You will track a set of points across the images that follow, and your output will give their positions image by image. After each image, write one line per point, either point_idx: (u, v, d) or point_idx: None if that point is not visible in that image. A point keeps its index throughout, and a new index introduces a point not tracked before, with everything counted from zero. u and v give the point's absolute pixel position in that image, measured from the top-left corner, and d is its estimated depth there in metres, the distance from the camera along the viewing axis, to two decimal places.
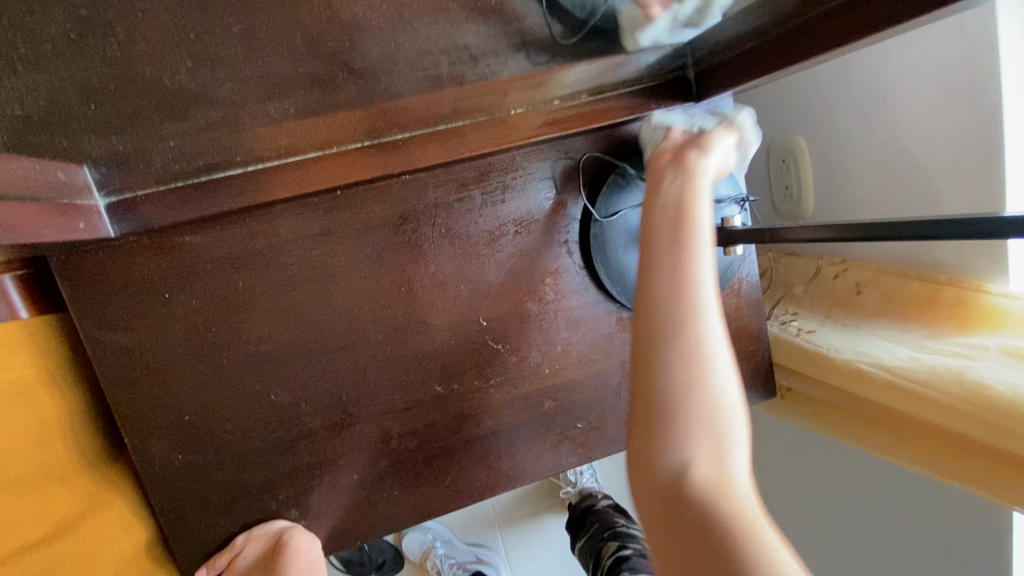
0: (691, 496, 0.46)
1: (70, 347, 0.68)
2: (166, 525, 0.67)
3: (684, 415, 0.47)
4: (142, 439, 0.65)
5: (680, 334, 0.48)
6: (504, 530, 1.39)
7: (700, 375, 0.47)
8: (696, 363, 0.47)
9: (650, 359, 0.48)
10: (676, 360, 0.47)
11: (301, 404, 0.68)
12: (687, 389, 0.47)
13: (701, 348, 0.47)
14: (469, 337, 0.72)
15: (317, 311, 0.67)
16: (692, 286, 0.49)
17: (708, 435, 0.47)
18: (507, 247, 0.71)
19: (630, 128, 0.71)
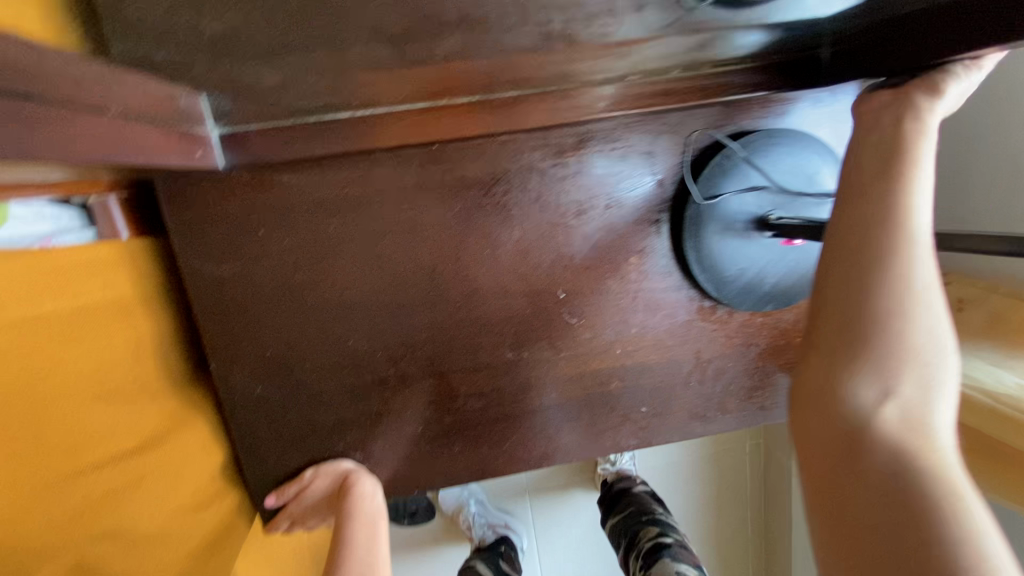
0: (875, 438, 0.43)
1: (163, 272, 0.71)
2: (241, 451, 0.70)
3: (877, 348, 0.44)
4: (226, 367, 0.67)
5: (888, 282, 0.44)
6: (534, 498, 1.42)
7: (902, 329, 0.44)
8: (901, 295, 0.45)
9: (845, 332, 0.45)
10: (880, 290, 0.44)
11: (377, 353, 0.69)
12: (885, 328, 0.44)
13: (904, 280, 0.44)
14: (545, 309, 0.71)
15: (402, 264, 0.67)
16: (906, 217, 0.45)
17: (909, 375, 0.44)
18: (595, 220, 0.69)
19: (743, 108, 0.66)
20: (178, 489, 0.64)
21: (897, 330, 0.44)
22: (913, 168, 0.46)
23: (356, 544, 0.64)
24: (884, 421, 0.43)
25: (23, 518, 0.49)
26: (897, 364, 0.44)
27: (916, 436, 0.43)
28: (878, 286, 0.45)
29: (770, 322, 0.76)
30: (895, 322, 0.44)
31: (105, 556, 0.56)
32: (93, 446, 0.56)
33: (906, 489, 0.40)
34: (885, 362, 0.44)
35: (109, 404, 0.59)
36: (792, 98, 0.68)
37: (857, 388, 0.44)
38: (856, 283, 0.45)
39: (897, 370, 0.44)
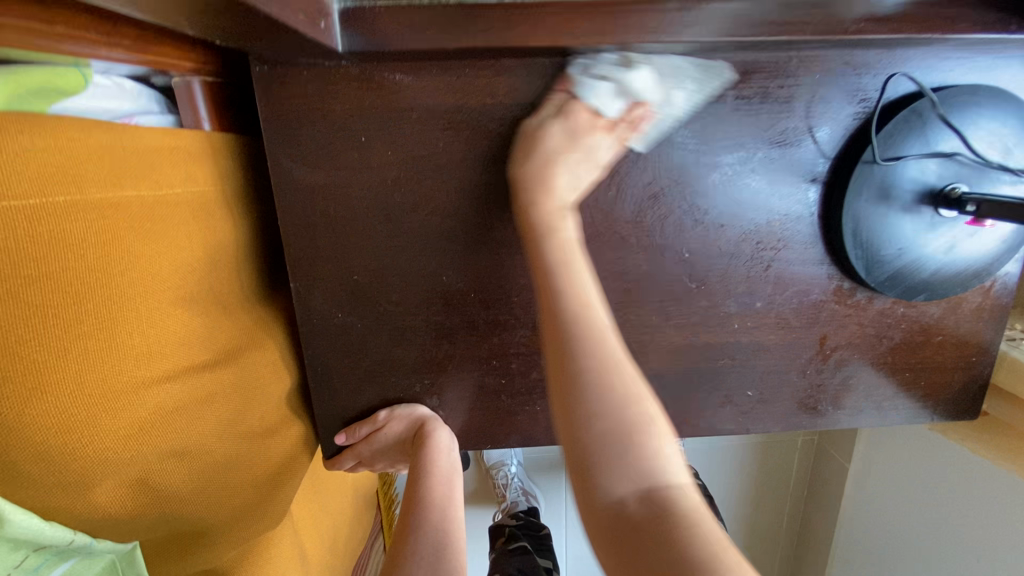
0: (647, 524, 0.41)
1: (243, 175, 0.64)
2: (312, 379, 0.64)
3: (607, 390, 0.47)
4: (307, 287, 0.60)
5: (598, 376, 0.48)
6: None
7: (637, 407, 0.47)
8: (595, 339, 0.49)
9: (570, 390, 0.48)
10: (580, 361, 0.49)
11: (471, 292, 0.62)
12: (597, 383, 0.48)
13: (628, 380, 0.48)
14: (661, 270, 0.63)
15: (514, 196, 0.59)
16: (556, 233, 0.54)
17: (635, 437, 0.45)
18: (740, 170, 0.60)
19: (949, 54, 0.55)
20: (249, 411, 0.59)
21: (641, 413, 0.46)
22: (569, 239, 0.54)
23: (433, 504, 0.59)
24: (647, 444, 0.45)
25: (68, 419, 0.44)
26: (629, 394, 0.48)
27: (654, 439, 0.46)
28: (581, 347, 0.49)
29: (911, 315, 0.67)
30: (589, 411, 0.47)
31: (163, 472, 0.51)
32: (165, 352, 0.51)
33: (680, 517, 0.41)
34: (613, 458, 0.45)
35: (187, 310, 0.53)
36: (1006, 50, 0.56)
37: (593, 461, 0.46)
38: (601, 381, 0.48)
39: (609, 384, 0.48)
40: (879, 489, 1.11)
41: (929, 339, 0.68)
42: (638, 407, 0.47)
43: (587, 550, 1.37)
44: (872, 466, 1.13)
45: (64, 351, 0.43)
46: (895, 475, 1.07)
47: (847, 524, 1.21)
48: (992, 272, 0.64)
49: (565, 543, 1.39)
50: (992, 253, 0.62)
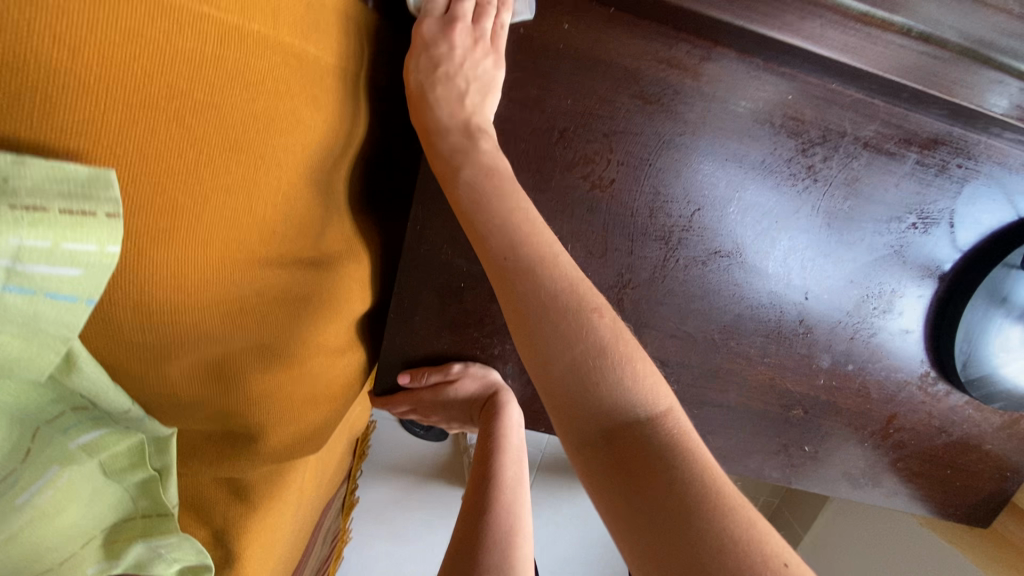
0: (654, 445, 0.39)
1: (391, 76, 0.58)
2: (394, 310, 0.59)
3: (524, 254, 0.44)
4: (426, 214, 0.56)
5: (527, 240, 0.45)
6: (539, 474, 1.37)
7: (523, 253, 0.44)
8: (532, 240, 0.45)
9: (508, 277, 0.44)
10: (518, 235, 0.45)
11: (590, 271, 0.58)
12: (517, 244, 0.45)
13: (531, 233, 0.45)
14: (774, 307, 0.62)
15: (670, 188, 0.56)
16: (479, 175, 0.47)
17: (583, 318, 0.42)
18: (890, 234, 0.59)
19: None
20: (331, 326, 0.54)
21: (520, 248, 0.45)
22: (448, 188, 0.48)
23: (504, 483, 0.59)
24: (615, 373, 0.42)
25: (180, 275, 0.38)
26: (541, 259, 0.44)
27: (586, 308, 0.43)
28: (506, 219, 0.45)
29: (975, 418, 0.69)
30: (544, 338, 0.43)
31: (242, 364, 0.45)
32: (286, 236, 0.45)
33: (658, 450, 0.39)
34: (582, 368, 0.42)
35: (315, 198, 0.48)
36: None
37: (581, 384, 0.42)
38: (535, 270, 0.44)
39: (599, 335, 0.42)
40: None
41: (978, 446, 0.70)
42: (605, 318, 0.43)
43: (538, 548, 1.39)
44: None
45: (205, 198, 0.37)
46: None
47: None
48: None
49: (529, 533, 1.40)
50: None
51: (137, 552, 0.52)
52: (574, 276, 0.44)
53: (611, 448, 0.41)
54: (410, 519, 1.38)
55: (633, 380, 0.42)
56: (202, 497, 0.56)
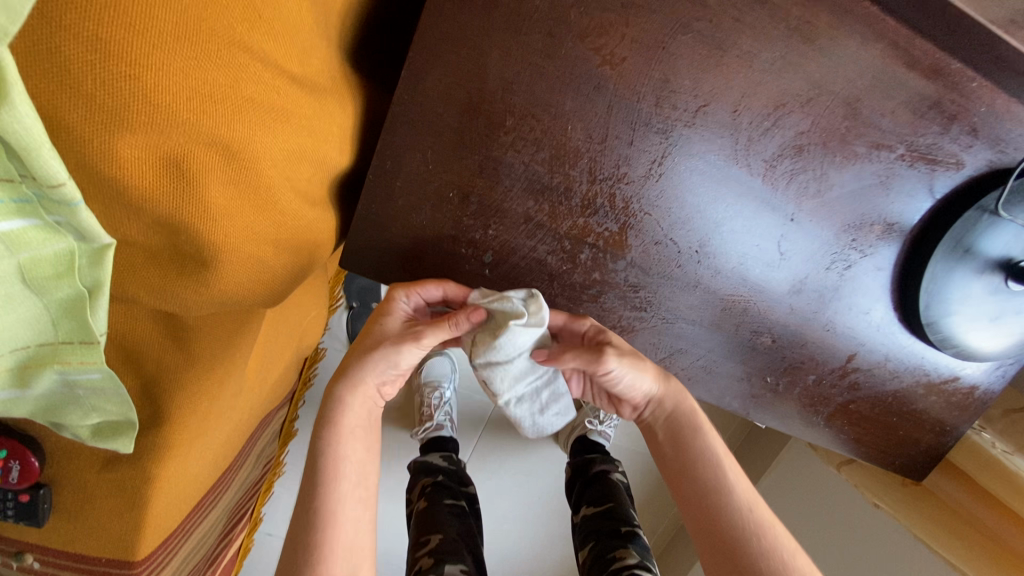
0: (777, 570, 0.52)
1: None
2: (374, 172, 0.55)
3: (703, 469, 0.59)
4: (424, 65, 0.52)
5: (706, 464, 0.60)
6: (487, 427, 1.38)
7: (707, 454, 0.60)
8: (723, 468, 0.59)
9: (698, 482, 0.59)
10: (716, 465, 0.60)
11: (586, 157, 0.57)
12: (714, 462, 0.60)
13: (707, 448, 0.61)
14: (759, 227, 0.62)
15: (679, 77, 0.54)
16: (691, 428, 0.62)
17: (726, 481, 0.58)
18: (879, 164, 0.60)
19: None
20: (304, 164, 0.49)
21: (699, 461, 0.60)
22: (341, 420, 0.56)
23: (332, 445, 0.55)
24: (784, 543, 0.54)
25: (144, 17, 0.34)
26: (727, 475, 0.59)
27: (732, 486, 0.58)
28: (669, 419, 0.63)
29: (925, 367, 0.71)
30: (721, 525, 0.56)
31: (203, 169, 0.40)
32: (271, 28, 0.40)
33: None
34: (712, 513, 0.57)
35: (308, 2, 0.43)
36: None
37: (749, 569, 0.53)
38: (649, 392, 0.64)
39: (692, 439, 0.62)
40: None
41: (925, 396, 0.73)
42: (683, 409, 0.63)
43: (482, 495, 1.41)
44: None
45: None
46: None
47: None
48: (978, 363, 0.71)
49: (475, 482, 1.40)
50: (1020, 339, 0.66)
51: (50, 383, 0.47)
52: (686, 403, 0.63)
53: None
54: None
55: (769, 528, 0.55)
56: (133, 338, 0.50)
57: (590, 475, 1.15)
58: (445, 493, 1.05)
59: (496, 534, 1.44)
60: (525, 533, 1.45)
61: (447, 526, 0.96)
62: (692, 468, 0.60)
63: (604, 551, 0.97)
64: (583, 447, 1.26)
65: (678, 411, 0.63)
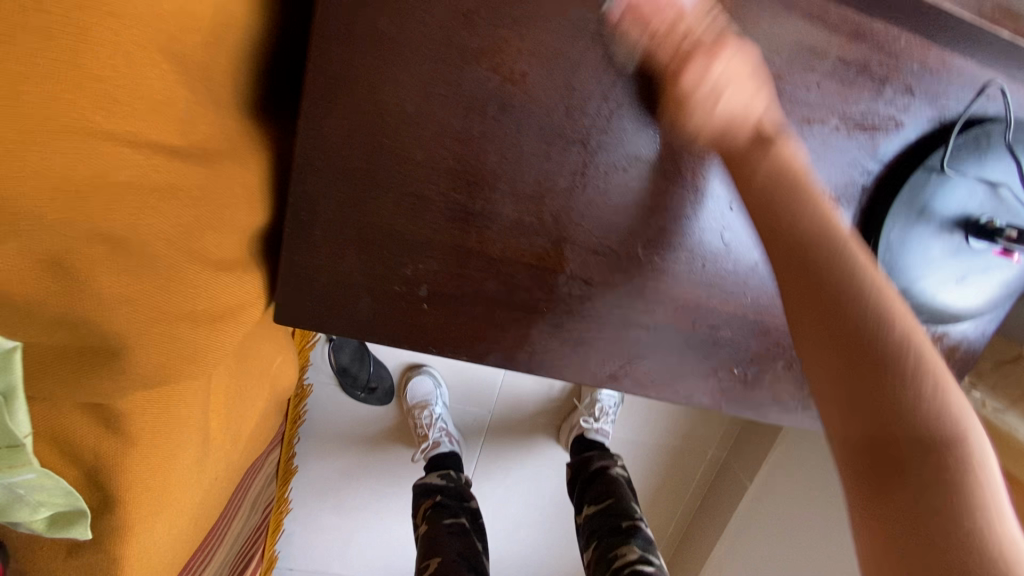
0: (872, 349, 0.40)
1: None
2: (290, 224, 0.54)
3: (842, 293, 0.42)
4: (319, 109, 0.50)
5: (852, 268, 0.43)
6: (487, 437, 1.37)
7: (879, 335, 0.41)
8: (849, 259, 0.44)
9: (829, 300, 0.42)
10: (858, 299, 0.42)
11: (506, 178, 0.55)
12: (844, 282, 0.43)
13: (865, 293, 0.42)
14: (700, 219, 0.59)
15: (588, 83, 0.52)
16: (856, 262, 0.44)
17: (833, 318, 0.42)
18: (816, 138, 0.56)
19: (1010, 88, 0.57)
20: (209, 233, 0.47)
21: (883, 355, 0.40)
22: None
23: None
24: (921, 382, 0.39)
25: None
26: (885, 304, 0.42)
27: (861, 350, 0.40)
28: (863, 286, 0.42)
29: None
30: (869, 352, 0.40)
31: (90, 262, 0.39)
32: (133, 108, 0.39)
33: (929, 443, 0.38)
34: (856, 387, 0.40)
35: (179, 73, 0.42)
36: None
37: (878, 384, 0.39)
38: (846, 285, 0.43)
39: (833, 245, 0.44)
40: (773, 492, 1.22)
41: None
42: (895, 329, 0.41)
43: (492, 503, 1.41)
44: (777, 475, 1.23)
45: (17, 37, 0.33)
46: (796, 487, 1.18)
47: (741, 528, 1.32)
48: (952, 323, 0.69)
49: (483, 491, 1.40)
50: (994, 294, 0.64)
51: None
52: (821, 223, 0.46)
53: (876, 450, 0.39)
54: (357, 487, 1.33)
55: (909, 343, 0.40)
56: (68, 428, 0.50)
57: (588, 473, 1.15)
58: (445, 513, 1.06)
59: (512, 538, 1.45)
60: (540, 534, 1.46)
61: (446, 547, 0.98)
62: (873, 372, 0.39)
63: (607, 550, 1.00)
64: (581, 447, 1.24)
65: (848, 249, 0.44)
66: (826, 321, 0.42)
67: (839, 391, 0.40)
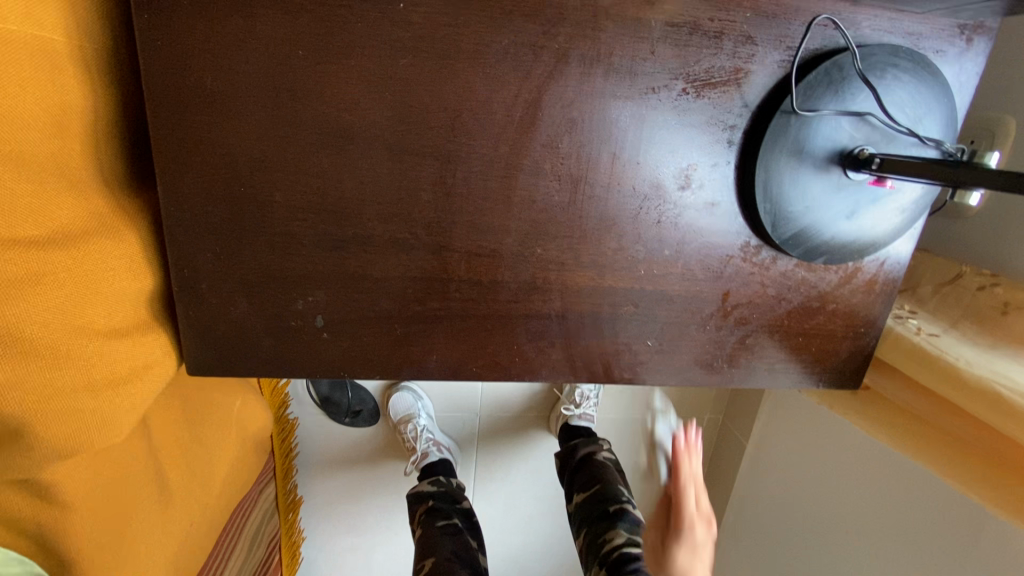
0: (681, 551, 0.75)
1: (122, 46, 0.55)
2: (178, 282, 0.57)
3: (683, 537, 0.76)
4: (173, 171, 0.53)
5: (682, 526, 0.76)
6: (482, 440, 1.40)
7: (682, 546, 0.75)
8: (682, 536, 0.76)
9: (676, 546, 0.76)
10: (681, 537, 0.76)
11: (368, 202, 0.57)
12: (696, 499, 0.77)
13: (693, 526, 0.76)
14: (573, 203, 0.60)
15: (420, 97, 0.54)
16: (686, 504, 0.76)
17: (697, 523, 0.76)
18: (663, 106, 0.57)
19: (853, 16, 0.56)
20: (90, 306, 0.51)
21: (684, 545, 0.76)
22: None
23: None
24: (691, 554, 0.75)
25: None
26: (688, 528, 0.76)
27: (693, 523, 0.76)
28: (687, 505, 0.76)
29: (811, 280, 0.67)
30: (675, 539, 0.76)
31: None
32: None
33: (689, 560, 0.75)
34: (666, 560, 0.76)
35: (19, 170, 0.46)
36: (901, 20, 0.58)
37: (665, 557, 0.76)
38: (678, 552, 0.75)
39: (683, 520, 0.76)
40: (767, 447, 1.21)
41: (825, 307, 0.69)
42: (697, 529, 0.76)
43: (499, 501, 1.44)
44: (771, 429, 1.20)
45: None
46: (784, 440, 1.16)
47: (743, 490, 1.29)
48: (868, 257, 0.67)
49: (488, 492, 1.43)
50: (893, 220, 0.63)
51: None
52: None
53: (664, 537, 0.78)
54: (366, 507, 1.38)
55: (700, 546, 0.76)
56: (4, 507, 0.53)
57: (575, 460, 1.16)
58: (438, 514, 1.08)
59: (527, 531, 1.48)
60: (555, 521, 1.48)
61: (440, 546, 1.01)
62: (677, 553, 0.75)
63: (595, 536, 1.01)
64: (567, 435, 1.26)
65: (688, 530, 0.76)
66: (677, 539, 0.76)
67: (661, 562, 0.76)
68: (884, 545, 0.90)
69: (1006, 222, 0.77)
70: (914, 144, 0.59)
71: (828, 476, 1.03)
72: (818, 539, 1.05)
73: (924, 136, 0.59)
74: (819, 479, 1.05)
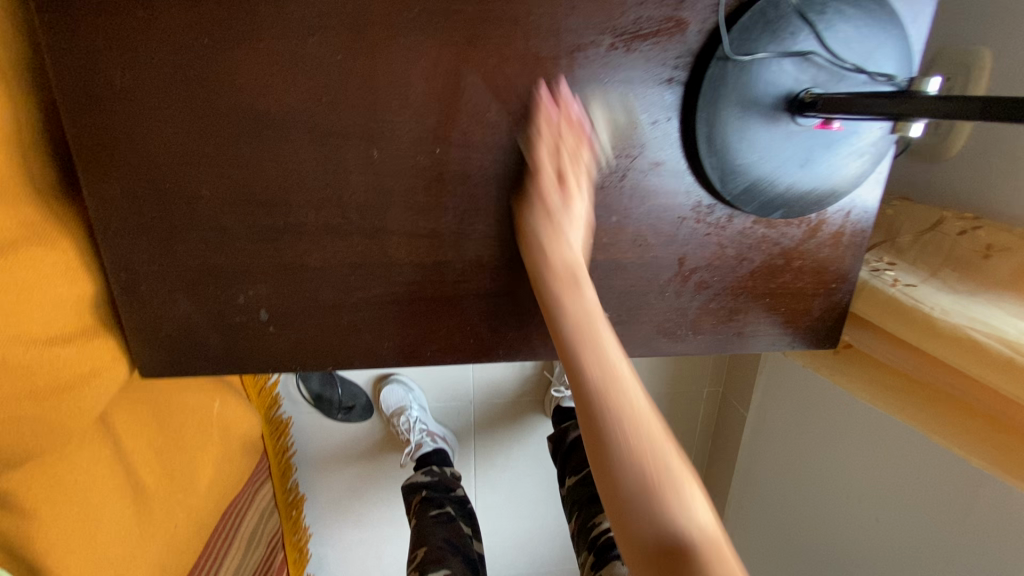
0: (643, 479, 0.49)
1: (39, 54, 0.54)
2: (119, 286, 0.57)
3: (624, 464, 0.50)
4: (97, 174, 0.53)
5: (612, 418, 0.52)
6: (479, 429, 1.39)
7: (639, 449, 0.50)
8: (624, 434, 0.51)
9: (614, 480, 0.50)
10: (621, 460, 0.50)
11: (296, 189, 0.56)
12: (604, 374, 0.54)
13: (629, 421, 0.51)
14: (509, 175, 0.58)
15: (336, 78, 0.52)
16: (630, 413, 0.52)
17: (639, 434, 0.51)
18: (592, 65, 0.55)
19: None
20: (27, 315, 0.52)
21: (639, 440, 0.50)
22: None
23: None
24: (640, 461, 0.50)
25: None
26: (628, 443, 0.50)
27: (658, 470, 0.49)
28: (626, 415, 0.51)
29: (772, 237, 0.64)
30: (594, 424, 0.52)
31: None
32: None
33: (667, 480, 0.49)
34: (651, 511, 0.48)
35: None
36: None
37: (649, 492, 0.48)
38: (645, 493, 0.49)
39: (628, 442, 0.50)
40: (766, 417, 1.18)
41: (791, 264, 0.66)
42: (631, 439, 0.50)
43: (501, 487, 1.44)
44: (768, 397, 1.17)
45: None
46: (781, 408, 1.13)
47: (746, 461, 1.26)
48: (831, 208, 0.64)
49: (489, 479, 1.43)
50: (852, 165, 0.59)
51: None
52: (589, 307, 0.57)
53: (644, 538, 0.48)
54: (369, 500, 1.39)
55: (636, 443, 0.50)
56: None
57: (567, 444, 1.14)
58: (431, 504, 1.08)
59: (532, 515, 1.47)
60: (560, 504, 1.47)
61: (431, 534, 1.00)
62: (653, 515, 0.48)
63: (586, 520, 0.99)
64: (561, 417, 1.25)
65: (636, 464, 0.49)
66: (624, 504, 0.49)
67: (652, 518, 0.48)
68: (881, 507, 0.87)
69: (987, 160, 0.72)
70: (865, 82, 0.56)
71: (824, 441, 1.00)
72: (818, 505, 1.02)
73: (875, 73, 0.55)
74: (816, 445, 1.02)
